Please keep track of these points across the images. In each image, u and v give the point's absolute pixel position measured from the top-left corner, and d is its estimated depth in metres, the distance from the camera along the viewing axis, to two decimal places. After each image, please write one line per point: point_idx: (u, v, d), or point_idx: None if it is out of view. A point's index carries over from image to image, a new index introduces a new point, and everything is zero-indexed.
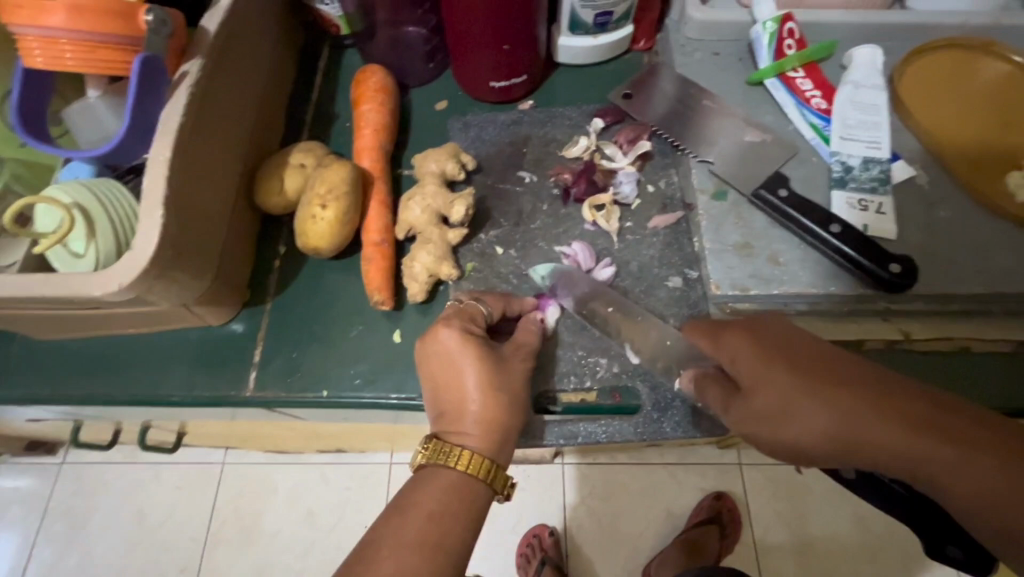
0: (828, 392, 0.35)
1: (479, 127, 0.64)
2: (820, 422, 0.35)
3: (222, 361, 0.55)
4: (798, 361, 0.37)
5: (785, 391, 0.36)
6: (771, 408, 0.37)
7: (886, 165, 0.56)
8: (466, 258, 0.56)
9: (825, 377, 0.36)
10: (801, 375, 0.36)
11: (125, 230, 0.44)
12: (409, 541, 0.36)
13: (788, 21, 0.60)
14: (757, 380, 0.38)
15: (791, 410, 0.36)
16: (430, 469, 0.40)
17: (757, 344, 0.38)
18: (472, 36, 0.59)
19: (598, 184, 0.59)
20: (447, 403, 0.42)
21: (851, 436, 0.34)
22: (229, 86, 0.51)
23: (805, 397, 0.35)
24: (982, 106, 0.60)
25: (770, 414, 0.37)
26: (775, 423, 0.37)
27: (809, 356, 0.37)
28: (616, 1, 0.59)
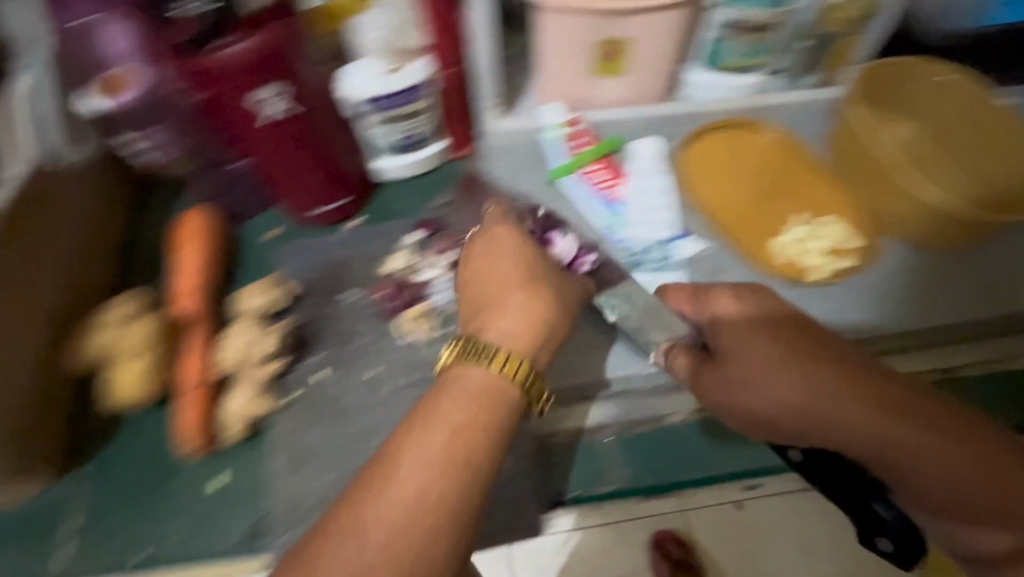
0: (805, 362, 0.44)
1: (305, 252, 0.67)
2: (784, 378, 0.44)
3: (37, 536, 0.54)
4: (782, 338, 0.46)
5: (753, 354, 0.46)
6: (747, 371, 0.46)
7: (672, 243, 0.64)
8: (290, 387, 0.58)
9: (810, 347, 0.45)
10: (820, 355, 0.45)
11: None
12: (434, 457, 0.37)
13: (577, 124, 0.69)
14: (735, 350, 0.47)
15: (763, 377, 0.45)
16: (443, 387, 0.41)
17: (743, 304, 0.49)
18: (289, 171, 0.62)
19: (415, 297, 0.61)
20: (489, 286, 0.48)
21: (798, 399, 0.44)
22: (28, 255, 0.51)
23: (768, 358, 0.45)
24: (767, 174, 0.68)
25: (740, 370, 0.46)
26: (748, 385, 0.46)
27: (809, 334, 0.46)
28: (416, 125, 0.65)
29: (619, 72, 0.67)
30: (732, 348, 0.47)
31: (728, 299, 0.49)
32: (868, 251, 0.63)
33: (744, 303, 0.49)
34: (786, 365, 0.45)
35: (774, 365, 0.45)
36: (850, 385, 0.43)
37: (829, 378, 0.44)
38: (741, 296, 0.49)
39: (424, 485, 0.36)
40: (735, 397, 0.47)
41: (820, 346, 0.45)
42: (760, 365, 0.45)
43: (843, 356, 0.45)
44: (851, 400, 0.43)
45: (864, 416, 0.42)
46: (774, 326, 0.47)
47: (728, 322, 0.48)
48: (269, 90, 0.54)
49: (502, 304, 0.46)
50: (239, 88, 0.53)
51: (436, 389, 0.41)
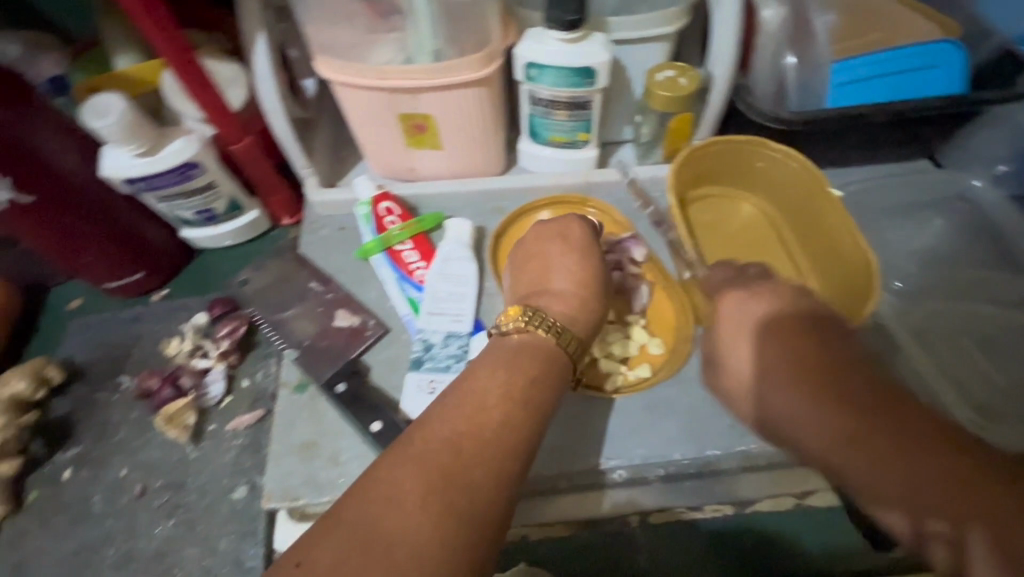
0: (831, 402, 0.36)
1: (96, 328, 0.63)
2: (793, 369, 0.39)
3: None
4: (810, 367, 0.38)
5: (783, 353, 0.40)
6: (784, 414, 0.39)
7: (464, 339, 0.57)
8: (32, 486, 0.53)
9: (823, 348, 0.39)
10: (836, 395, 0.37)
11: None
12: (441, 502, 0.33)
13: (383, 200, 0.63)
14: (768, 389, 0.40)
15: (790, 417, 0.38)
16: (432, 443, 0.36)
17: (756, 314, 0.43)
18: (58, 252, 0.58)
19: (184, 387, 0.57)
20: (535, 268, 0.52)
21: (805, 405, 0.37)
22: None
23: (794, 368, 0.39)
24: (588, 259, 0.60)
25: (770, 408, 0.40)
26: (777, 426, 0.40)
27: (836, 373, 0.38)
28: (208, 201, 0.61)
29: (436, 145, 0.63)
30: (765, 381, 0.40)
31: (754, 297, 0.44)
32: (677, 359, 0.54)
33: (739, 313, 0.44)
34: (800, 370, 0.38)
35: (813, 399, 0.37)
36: (859, 403, 0.36)
37: (815, 385, 0.37)
38: (756, 290, 0.44)
39: (431, 535, 0.32)
40: (775, 411, 0.39)
41: (843, 363, 0.38)
42: (786, 408, 0.38)
43: (852, 359, 0.38)
44: (846, 390, 0.37)
45: (911, 480, 0.33)
46: (822, 346, 0.39)
47: (761, 366, 0.41)
48: None
49: (482, 400, 0.39)
50: None
51: (382, 466, 0.35)
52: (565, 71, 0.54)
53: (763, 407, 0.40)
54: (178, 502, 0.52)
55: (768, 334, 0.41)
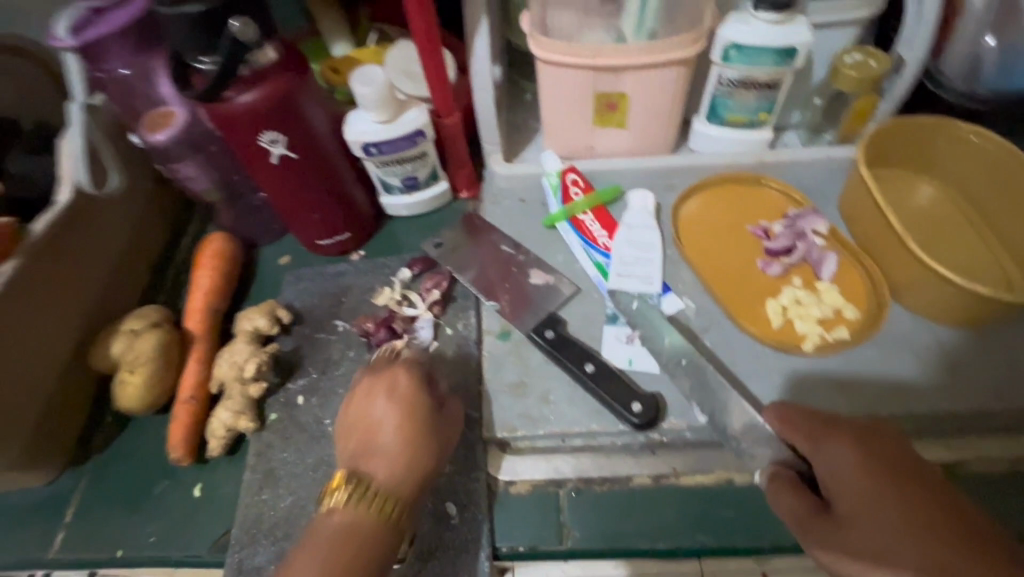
0: (923, 536, 0.37)
1: (309, 280, 0.71)
2: (895, 517, 0.38)
3: (34, 524, 0.58)
4: (898, 485, 0.40)
5: (865, 490, 0.40)
6: (870, 542, 0.38)
7: (656, 300, 0.61)
8: (271, 409, 0.61)
9: (917, 486, 0.40)
10: (918, 526, 0.38)
11: None
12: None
13: (571, 173, 0.69)
14: (874, 533, 0.38)
15: (888, 554, 0.37)
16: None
17: (862, 454, 0.41)
18: (292, 208, 0.67)
19: (396, 331, 0.63)
20: (370, 432, 0.53)
21: (919, 542, 0.37)
22: (63, 269, 0.60)
23: (882, 505, 0.39)
24: (767, 230, 0.65)
25: (862, 543, 0.39)
26: (876, 562, 0.38)
27: (934, 510, 0.38)
28: (415, 169, 0.68)
29: (620, 124, 0.68)
30: (856, 530, 0.39)
31: (842, 441, 0.42)
32: (873, 322, 0.58)
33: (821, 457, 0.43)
34: (875, 495, 0.39)
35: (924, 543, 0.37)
36: (967, 543, 0.37)
37: (915, 517, 0.38)
38: (866, 442, 0.42)
39: None
40: (844, 552, 0.39)
41: (937, 501, 0.39)
42: (888, 540, 0.38)
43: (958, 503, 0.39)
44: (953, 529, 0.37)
45: None
46: (902, 473, 0.40)
47: (845, 478, 0.41)
48: (271, 134, 0.57)
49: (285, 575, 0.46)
50: (247, 130, 0.56)
51: None
52: (767, 51, 0.58)
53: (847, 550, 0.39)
54: None
55: (839, 443, 0.42)
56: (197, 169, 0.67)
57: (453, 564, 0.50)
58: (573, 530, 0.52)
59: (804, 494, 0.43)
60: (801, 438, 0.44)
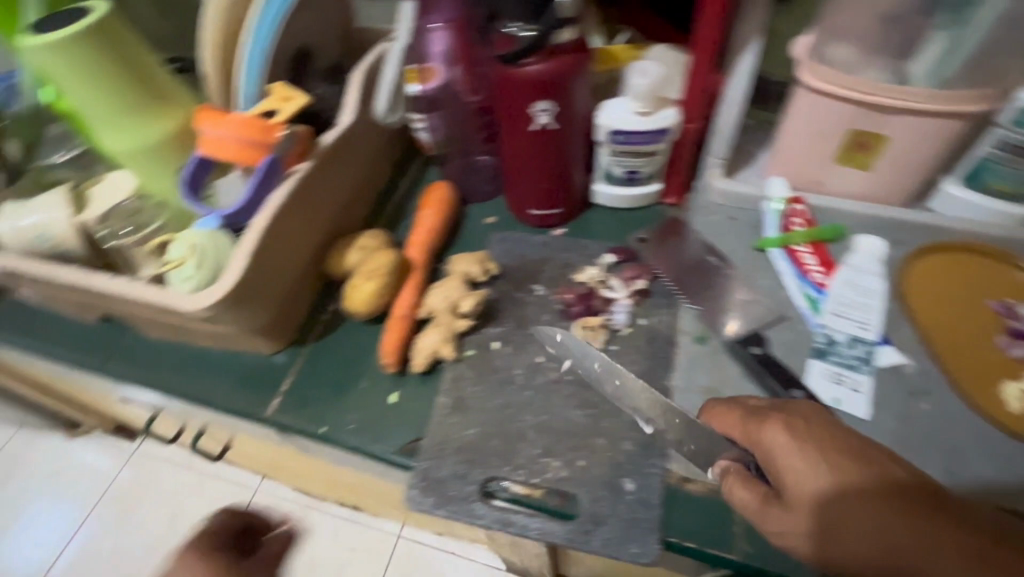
0: (852, 492, 0.42)
1: (513, 242, 0.76)
2: (830, 487, 0.42)
3: (258, 383, 0.69)
4: (828, 451, 0.43)
5: (802, 470, 0.44)
6: (837, 514, 0.42)
7: (871, 346, 0.59)
8: (468, 346, 0.66)
9: (844, 455, 0.43)
10: (864, 498, 0.41)
11: (218, 259, 0.59)
12: None
13: (797, 203, 0.69)
14: (836, 511, 0.42)
15: (826, 528, 0.42)
16: None
17: (803, 444, 0.44)
18: (522, 174, 0.73)
19: (593, 308, 0.67)
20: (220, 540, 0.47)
21: (840, 504, 0.42)
22: (331, 178, 0.70)
23: (830, 472, 0.43)
24: (1010, 308, 0.61)
25: (826, 514, 0.42)
26: (826, 539, 0.42)
27: (895, 492, 0.41)
28: (642, 164, 0.71)
29: (864, 165, 0.67)
30: (824, 508, 0.42)
31: (773, 425, 0.46)
32: None
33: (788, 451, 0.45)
34: (815, 463, 0.43)
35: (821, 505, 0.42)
36: (881, 496, 0.41)
37: (868, 489, 0.42)
38: (795, 424, 0.46)
39: None
40: (796, 531, 0.43)
41: (883, 488, 0.41)
42: (840, 521, 0.42)
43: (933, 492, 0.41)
44: (869, 483, 0.42)
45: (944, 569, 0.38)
46: (836, 444, 0.44)
47: (782, 456, 0.45)
48: (544, 104, 0.63)
49: None
50: (527, 98, 0.62)
51: None
52: None
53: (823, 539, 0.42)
54: (586, 398, 0.60)
55: (776, 429, 0.46)
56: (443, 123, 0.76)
57: (620, 537, 0.52)
58: (745, 544, 0.51)
59: (752, 485, 0.47)
60: (737, 427, 0.49)
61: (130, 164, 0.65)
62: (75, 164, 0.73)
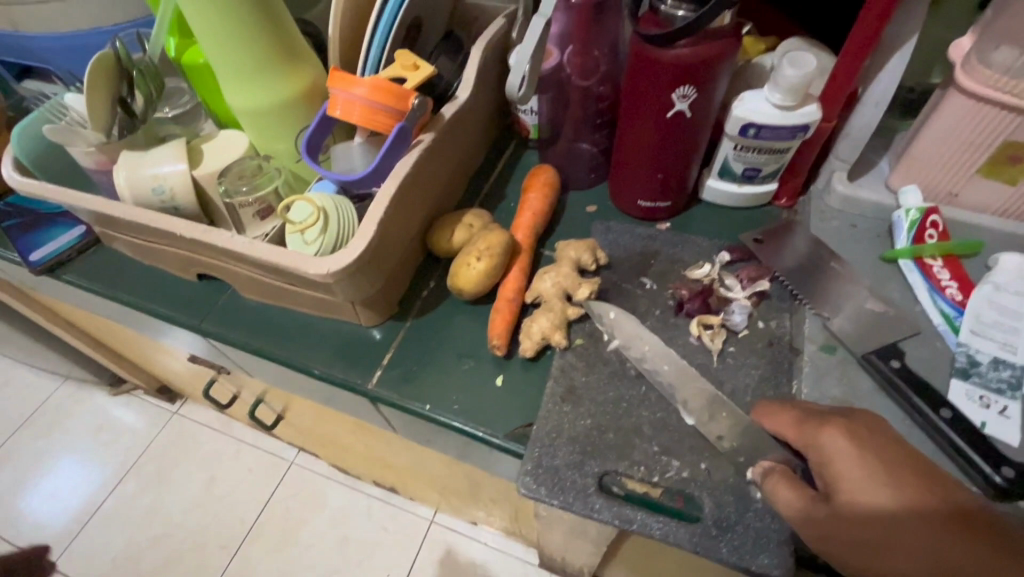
0: (901, 501, 0.43)
1: (619, 233, 0.74)
2: (889, 499, 0.43)
3: (356, 355, 0.67)
4: (885, 459, 0.45)
5: (859, 479, 0.45)
6: (887, 520, 0.42)
7: (1020, 371, 0.55)
8: (576, 334, 0.64)
9: (900, 467, 0.45)
10: (908, 504, 0.43)
11: (345, 229, 0.58)
12: None
13: (933, 214, 0.65)
14: (877, 511, 0.43)
15: (877, 532, 0.42)
16: None
17: (863, 449, 0.46)
18: (637, 163, 0.71)
19: (710, 307, 0.64)
20: None
21: (903, 522, 0.42)
22: (444, 153, 0.69)
23: (875, 477, 0.44)
24: None
25: (870, 519, 0.43)
26: (878, 545, 0.42)
27: (946, 506, 0.42)
28: (766, 161, 0.68)
29: (1010, 180, 0.63)
30: (870, 510, 0.43)
31: (831, 431, 0.47)
32: None
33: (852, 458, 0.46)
34: (874, 473, 0.45)
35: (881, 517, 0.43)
36: (942, 514, 0.42)
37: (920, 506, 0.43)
38: (857, 433, 0.47)
39: None
40: (840, 534, 0.43)
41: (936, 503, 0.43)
42: (888, 527, 0.42)
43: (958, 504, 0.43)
44: (930, 506, 0.43)
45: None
46: (890, 455, 0.45)
47: (842, 462, 0.46)
48: (684, 90, 0.60)
49: None
50: (668, 81, 0.59)
51: None
52: None
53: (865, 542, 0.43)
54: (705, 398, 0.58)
55: (837, 436, 0.47)
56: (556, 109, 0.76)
57: (751, 546, 0.50)
58: None
59: (799, 487, 0.47)
60: (791, 427, 0.50)
61: (252, 123, 0.65)
62: (182, 121, 0.73)
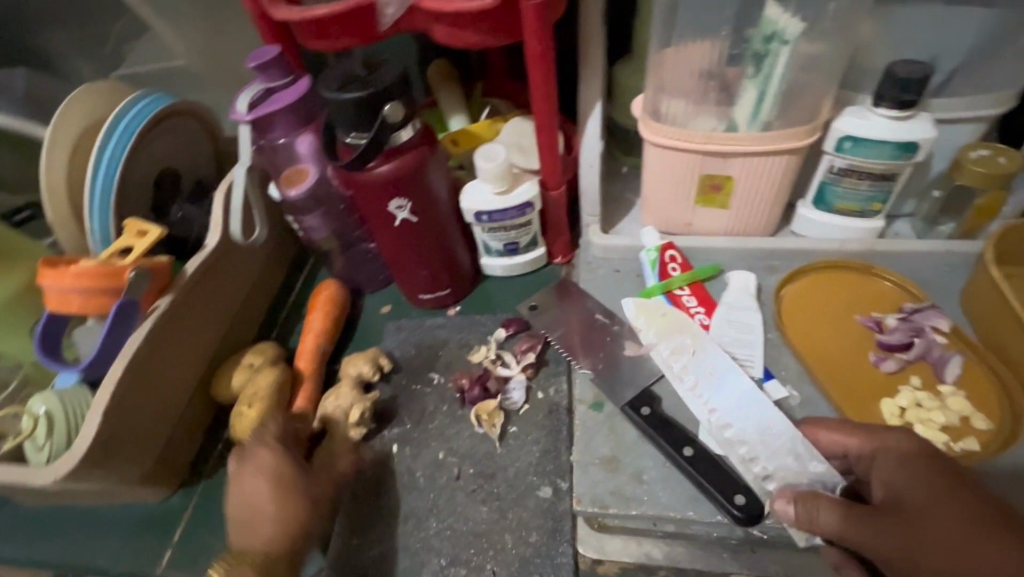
0: (965, 508, 0.41)
1: (408, 330, 0.75)
2: (950, 495, 0.42)
3: (150, 535, 0.65)
4: (935, 463, 0.44)
5: (922, 485, 0.43)
6: (943, 523, 0.41)
7: (756, 384, 0.59)
8: (365, 454, 0.63)
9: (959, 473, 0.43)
10: (971, 508, 0.41)
11: (75, 418, 0.56)
12: None
13: (668, 249, 0.70)
14: (942, 519, 0.41)
15: (954, 541, 0.40)
16: None
17: (915, 456, 0.45)
18: (402, 264, 0.71)
19: (490, 390, 0.65)
20: None
21: (975, 530, 0.40)
22: (203, 302, 0.67)
23: (935, 483, 0.43)
24: (880, 322, 0.62)
25: (932, 527, 0.41)
26: (950, 551, 0.39)
27: (1002, 514, 0.41)
28: (518, 235, 0.72)
29: (722, 204, 0.69)
30: (936, 519, 0.41)
31: (889, 442, 0.46)
32: (1006, 438, 0.53)
33: (914, 459, 0.44)
34: (932, 483, 0.43)
35: (951, 525, 0.40)
36: (993, 519, 0.40)
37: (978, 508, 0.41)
38: (911, 443, 0.46)
39: None
40: (899, 544, 0.41)
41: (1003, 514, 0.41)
42: (956, 534, 0.40)
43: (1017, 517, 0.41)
44: (992, 511, 0.41)
45: None
46: (940, 462, 0.44)
47: (898, 473, 0.44)
48: (399, 201, 0.63)
49: None
50: (379, 197, 0.62)
51: None
52: (888, 145, 0.59)
53: (932, 548, 0.40)
54: (491, 490, 0.59)
55: (892, 446, 0.46)
56: (321, 228, 0.74)
57: None
58: None
59: (847, 504, 0.44)
60: (851, 440, 0.49)
61: None
62: None
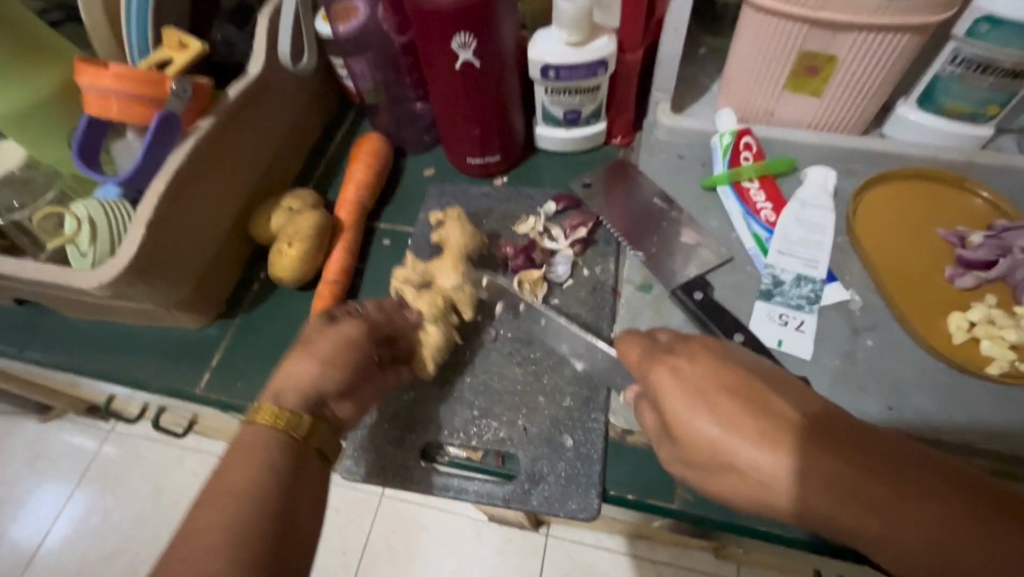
0: (739, 429, 0.38)
1: (453, 195, 0.71)
2: (718, 423, 0.38)
3: (188, 358, 0.66)
4: (719, 383, 0.40)
5: (701, 415, 0.39)
6: (716, 447, 0.38)
7: (818, 285, 0.57)
8: None
9: (732, 387, 0.40)
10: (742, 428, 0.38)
11: (115, 227, 0.56)
12: None
13: (744, 135, 0.64)
14: (717, 445, 0.38)
15: (726, 462, 0.38)
16: None
17: (685, 380, 0.41)
18: (454, 120, 0.66)
19: (536, 261, 0.63)
20: None
21: (747, 448, 0.37)
22: (246, 134, 0.63)
23: (703, 402, 0.40)
24: (964, 237, 0.58)
25: (707, 452, 0.39)
26: (726, 472, 0.38)
27: (784, 424, 0.37)
28: (582, 101, 0.66)
29: (816, 91, 0.62)
30: (712, 445, 0.38)
31: (670, 364, 0.43)
32: None
33: (687, 385, 0.41)
34: (709, 408, 0.39)
35: (725, 451, 0.38)
36: (768, 435, 0.37)
37: (810, 438, 0.36)
38: (684, 364, 0.42)
39: None
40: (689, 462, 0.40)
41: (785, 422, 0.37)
42: (724, 455, 0.38)
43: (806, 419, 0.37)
44: (766, 424, 0.37)
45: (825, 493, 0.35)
46: (716, 378, 0.40)
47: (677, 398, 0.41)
48: (462, 38, 0.57)
49: None
50: (441, 31, 0.56)
51: None
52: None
53: (709, 470, 0.39)
54: (527, 354, 0.58)
55: (665, 373, 0.42)
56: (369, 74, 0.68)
57: (559, 492, 0.52)
58: (685, 492, 0.50)
59: (654, 418, 0.44)
60: (641, 361, 0.46)
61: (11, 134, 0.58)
62: None
